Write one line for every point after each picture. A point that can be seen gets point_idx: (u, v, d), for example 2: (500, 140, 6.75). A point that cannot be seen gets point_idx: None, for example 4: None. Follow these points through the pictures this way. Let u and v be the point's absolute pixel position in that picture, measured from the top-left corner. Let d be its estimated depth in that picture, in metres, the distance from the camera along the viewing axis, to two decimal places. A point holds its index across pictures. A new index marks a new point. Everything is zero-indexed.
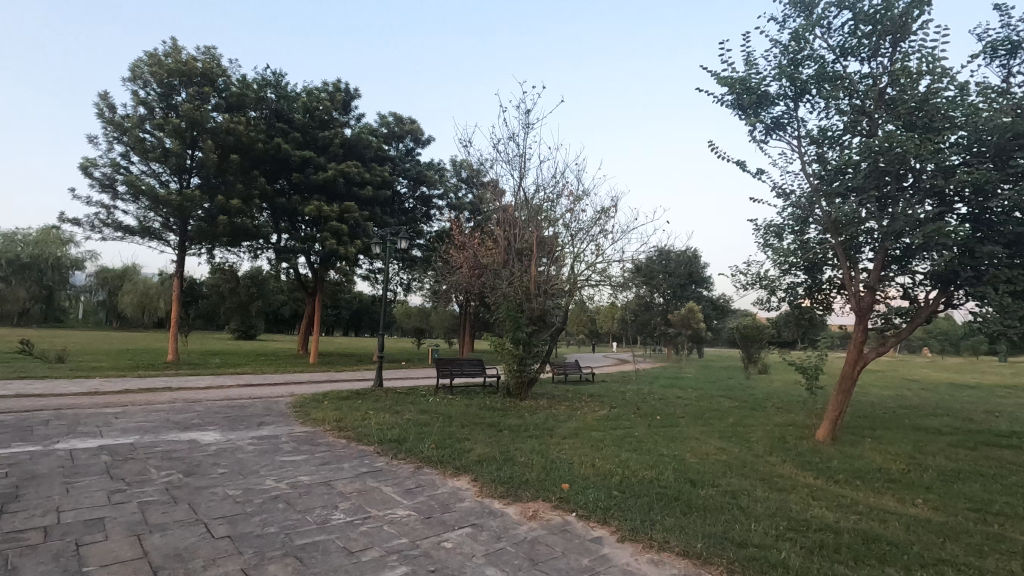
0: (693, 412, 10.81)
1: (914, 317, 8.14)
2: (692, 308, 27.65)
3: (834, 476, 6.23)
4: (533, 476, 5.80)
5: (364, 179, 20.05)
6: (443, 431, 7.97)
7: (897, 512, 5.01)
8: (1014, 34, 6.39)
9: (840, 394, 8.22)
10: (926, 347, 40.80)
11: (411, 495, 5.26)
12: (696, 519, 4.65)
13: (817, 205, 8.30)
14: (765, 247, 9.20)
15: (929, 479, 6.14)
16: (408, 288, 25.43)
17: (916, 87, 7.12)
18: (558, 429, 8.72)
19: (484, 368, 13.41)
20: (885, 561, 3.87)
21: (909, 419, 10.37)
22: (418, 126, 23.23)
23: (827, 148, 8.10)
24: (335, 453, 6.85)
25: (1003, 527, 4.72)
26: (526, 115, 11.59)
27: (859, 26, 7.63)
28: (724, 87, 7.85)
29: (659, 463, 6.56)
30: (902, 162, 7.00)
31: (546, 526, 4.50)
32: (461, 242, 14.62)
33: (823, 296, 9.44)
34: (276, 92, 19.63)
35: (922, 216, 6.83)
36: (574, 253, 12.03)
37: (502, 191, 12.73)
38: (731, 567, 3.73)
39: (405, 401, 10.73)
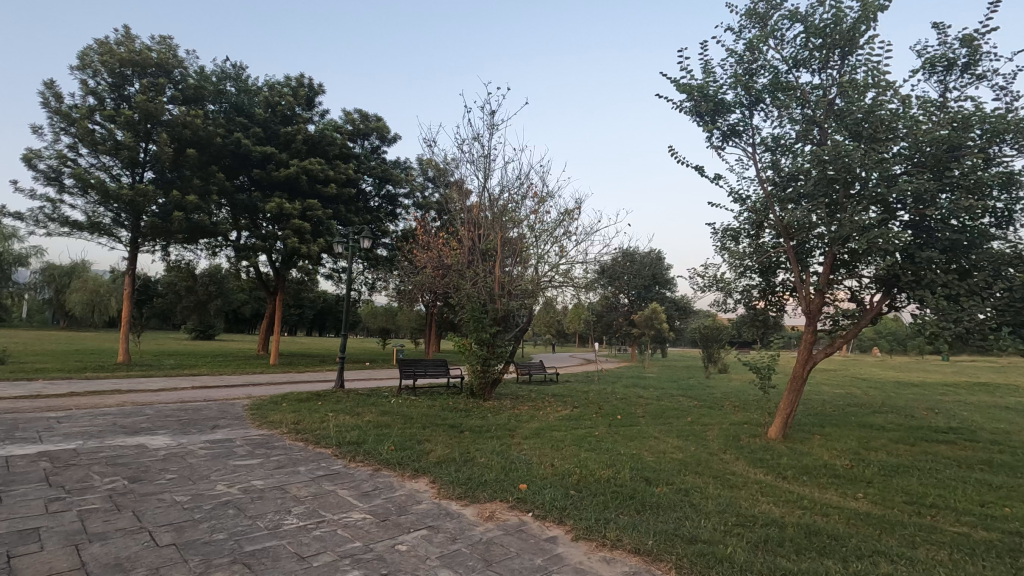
0: (653, 412, 10.98)
1: (860, 319, 8.50)
2: (655, 309, 28.17)
3: (783, 472, 6.46)
4: (492, 477, 5.83)
5: (328, 177, 19.66)
6: (403, 433, 7.90)
7: (840, 506, 5.23)
8: (950, 51, 6.75)
9: (791, 393, 8.51)
10: (877, 348, 42.68)
11: (368, 498, 5.21)
12: (649, 516, 4.76)
13: (771, 211, 8.60)
14: (722, 250, 9.48)
15: (871, 474, 6.44)
16: (373, 288, 25.12)
17: (863, 99, 7.45)
18: (520, 429, 8.76)
19: (448, 369, 13.35)
20: (824, 553, 4.04)
21: (857, 417, 10.79)
22: (384, 124, 22.99)
23: (780, 155, 8.38)
24: (292, 456, 6.73)
25: (934, 518, 5.00)
26: (491, 115, 11.65)
27: (810, 39, 7.93)
28: (683, 94, 8.02)
29: (617, 462, 6.67)
30: (849, 171, 7.30)
31: (502, 526, 4.53)
32: (425, 242, 14.55)
33: (777, 298, 9.74)
34: (236, 86, 19.40)
35: (867, 222, 7.16)
36: (538, 254, 12.14)
37: (467, 191, 12.75)
38: (679, 563, 3.82)
39: (366, 403, 10.56)
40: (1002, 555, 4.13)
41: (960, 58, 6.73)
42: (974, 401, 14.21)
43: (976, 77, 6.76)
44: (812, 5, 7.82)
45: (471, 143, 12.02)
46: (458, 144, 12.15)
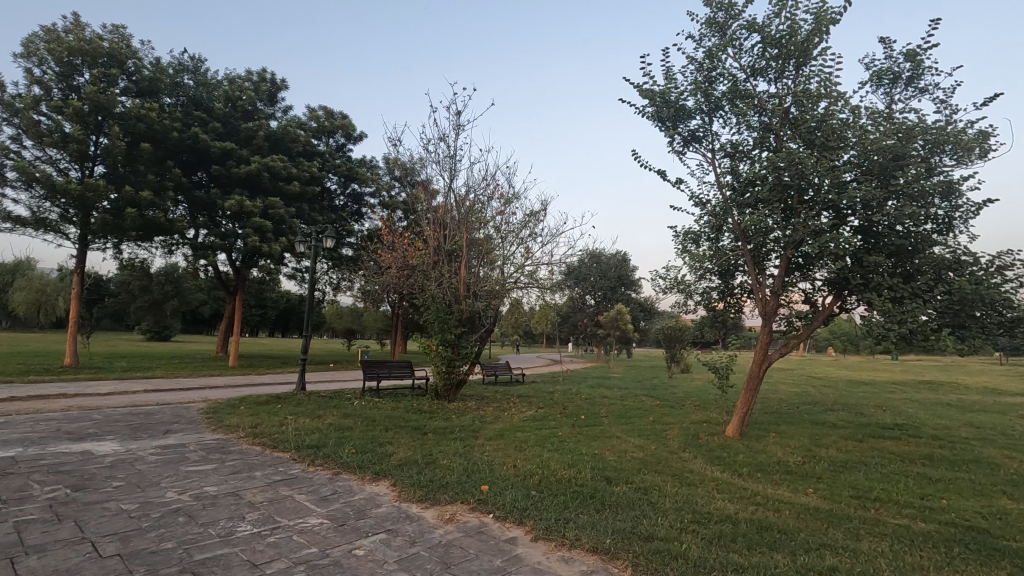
0: (616, 411, 11.13)
1: (814, 320, 8.81)
2: (621, 309, 28.54)
3: (738, 469, 6.66)
4: (454, 478, 5.81)
5: (291, 175, 19.21)
6: (365, 436, 7.79)
7: (792, 501, 5.41)
8: (895, 65, 7.07)
9: (747, 392, 8.75)
10: (831, 347, 44.50)
11: (326, 502, 5.12)
12: (608, 515, 4.82)
13: (730, 215, 8.85)
14: (683, 253, 9.69)
15: (822, 470, 6.69)
16: (337, 288, 24.69)
17: (816, 108, 7.72)
18: (483, 430, 8.75)
19: (413, 370, 13.24)
20: (773, 547, 4.18)
21: (811, 415, 11.18)
22: (350, 122, 22.63)
23: (738, 160, 8.61)
24: (248, 460, 6.54)
25: (878, 511, 5.22)
26: (457, 115, 11.64)
27: (767, 49, 8.19)
28: (645, 99, 8.17)
29: (578, 462, 6.74)
30: (802, 177, 7.55)
31: (462, 528, 4.52)
32: (390, 242, 14.40)
33: (735, 300, 10.02)
34: (194, 79, 18.81)
35: (819, 227, 7.43)
36: (504, 256, 12.15)
37: (433, 191, 12.71)
38: (635, 561, 3.88)
39: (328, 405, 10.36)
40: (938, 545, 4.35)
41: (905, 71, 7.06)
42: (920, 398, 14.87)
43: (920, 90, 7.10)
44: (768, 16, 8.08)
45: (437, 143, 11.97)
46: (424, 144, 12.09)
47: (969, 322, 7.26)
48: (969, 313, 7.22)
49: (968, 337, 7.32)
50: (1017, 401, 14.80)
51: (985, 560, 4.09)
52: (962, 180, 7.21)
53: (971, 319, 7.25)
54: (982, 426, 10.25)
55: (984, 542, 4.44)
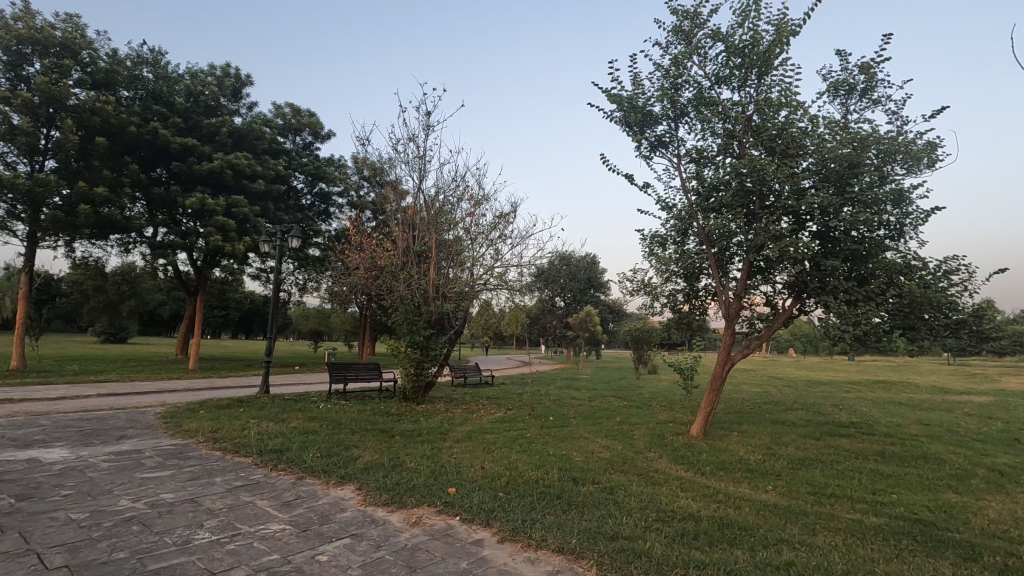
0: (584, 412, 11.23)
1: (774, 322, 9.07)
2: (589, 311, 28.81)
3: (701, 468, 6.80)
4: (420, 481, 5.77)
5: (255, 172, 18.74)
6: (330, 439, 7.66)
7: (751, 498, 5.56)
8: (850, 77, 7.36)
9: (711, 392, 8.94)
10: (792, 348, 45.96)
11: (288, 508, 5.01)
12: (575, 515, 4.86)
13: (694, 219, 9.05)
14: (649, 256, 9.86)
15: (781, 468, 6.89)
16: (303, 288, 24.20)
17: (776, 117, 7.97)
18: (452, 432, 8.71)
19: (380, 372, 13.09)
20: (734, 544, 4.28)
21: (772, 414, 11.50)
22: (317, 120, 22.25)
23: (703, 166, 8.81)
24: (207, 466, 6.35)
25: (833, 506, 5.41)
26: (426, 116, 11.58)
27: (730, 58, 8.41)
28: (613, 104, 8.29)
29: (546, 463, 6.78)
30: (764, 183, 7.78)
31: (429, 531, 4.49)
32: (358, 243, 14.21)
33: (699, 303, 10.23)
34: (154, 72, 18.20)
35: (779, 231, 7.67)
36: (473, 257, 12.13)
37: (402, 192, 12.61)
38: (600, 559, 3.93)
39: (292, 409, 10.15)
40: (887, 538, 4.53)
41: (859, 83, 7.35)
42: (874, 398, 15.44)
43: (873, 101, 7.40)
44: (732, 26, 8.31)
45: (406, 143, 11.90)
46: (393, 144, 12.00)
47: (918, 324, 7.59)
48: (919, 316, 7.56)
49: (918, 338, 7.66)
50: (963, 399, 15.56)
51: (930, 551, 4.29)
52: (912, 189, 7.54)
53: (921, 321, 7.59)
54: (930, 423, 10.73)
55: (930, 534, 4.65)
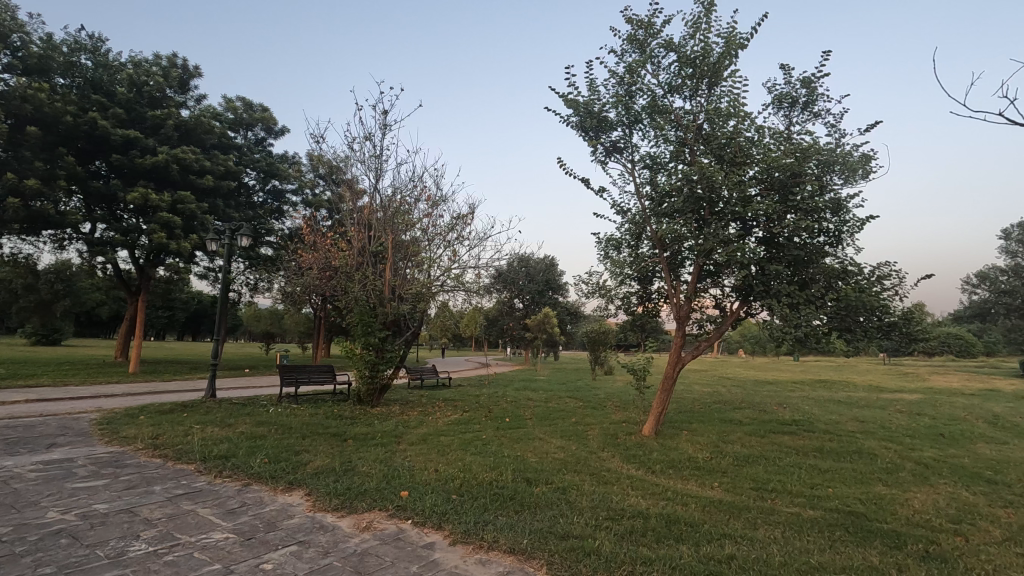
0: (540, 413, 11.34)
1: (723, 324, 9.38)
2: (548, 313, 28.99)
3: (652, 467, 6.96)
4: (372, 486, 5.68)
5: (204, 168, 17.99)
6: (279, 444, 7.44)
7: (697, 495, 5.75)
8: (793, 90, 7.71)
9: (663, 392, 9.17)
10: (741, 349, 47.68)
11: (232, 516, 4.83)
12: (527, 516, 4.91)
13: (647, 224, 9.29)
14: (605, 259, 10.05)
15: (727, 465, 7.14)
16: (254, 289, 23.44)
17: (725, 126, 8.25)
18: (406, 435, 8.62)
19: (334, 375, 12.80)
20: (680, 539, 4.42)
21: (720, 413, 11.90)
22: (270, 115, 21.62)
23: (656, 172, 9.03)
24: (145, 474, 6.06)
25: (773, 501, 5.65)
26: (383, 115, 11.46)
27: (682, 67, 8.67)
28: (570, 109, 8.41)
29: (500, 464, 6.81)
30: (713, 191, 8.04)
31: (379, 536, 4.43)
32: (311, 242, 13.89)
33: (652, 305, 10.49)
34: (93, 59, 17.26)
35: (726, 237, 7.95)
36: (430, 258, 12.04)
37: (359, 191, 12.42)
38: (551, 559, 3.97)
39: (240, 413, 9.81)
40: (822, 530, 4.78)
41: (801, 97, 7.71)
42: (817, 396, 16.14)
43: (813, 114, 7.78)
44: (684, 37, 8.56)
45: (362, 142, 11.74)
46: (348, 142, 11.81)
47: (855, 326, 8.02)
48: (854, 318, 7.99)
49: (854, 339, 8.08)
50: (895, 397, 16.49)
51: (861, 541, 4.54)
52: (849, 198, 7.97)
53: (856, 323, 8.01)
54: (865, 420, 11.34)
55: (861, 525, 4.92)
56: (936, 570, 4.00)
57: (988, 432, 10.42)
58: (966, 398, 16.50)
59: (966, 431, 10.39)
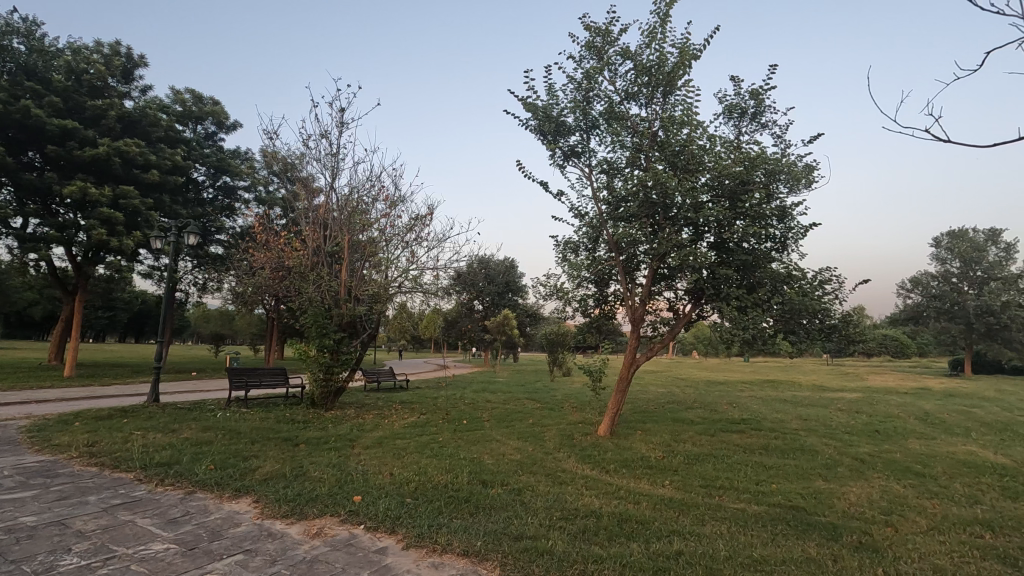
0: (498, 415, 11.36)
1: (676, 326, 9.64)
2: (507, 315, 28.99)
3: (606, 466, 7.08)
4: (324, 491, 5.56)
5: (149, 162, 17.19)
6: (226, 450, 7.18)
7: (648, 493, 5.89)
8: (742, 101, 8.01)
9: (618, 393, 9.33)
10: (695, 350, 48.99)
11: (174, 526, 4.64)
12: (481, 518, 4.91)
13: (604, 227, 9.45)
14: (562, 262, 10.19)
15: (678, 463, 7.34)
16: (203, 288, 22.55)
17: (679, 133, 8.47)
18: (361, 439, 8.48)
19: (286, 378, 12.45)
20: (631, 537, 4.52)
21: (673, 413, 12.22)
22: (221, 109, 20.88)
23: (613, 177, 9.19)
24: (79, 484, 5.74)
25: (721, 498, 5.85)
26: (340, 112, 11.26)
27: (638, 76, 8.88)
28: (529, 112, 8.47)
29: (456, 467, 6.78)
30: (666, 197, 8.24)
31: (331, 542, 4.34)
32: (264, 241, 13.47)
33: (609, 307, 10.68)
34: (26, 44, 16.27)
35: (679, 241, 8.17)
36: (388, 259, 11.89)
37: (314, 189, 12.15)
38: (504, 561, 3.99)
39: (185, 418, 9.41)
40: (766, 524, 4.97)
41: (750, 107, 8.02)
42: (765, 396, 16.75)
43: (761, 125, 8.10)
44: (640, 45, 8.76)
45: (318, 139, 11.50)
46: (304, 139, 11.56)
47: (798, 329, 8.38)
48: (798, 321, 8.35)
49: (798, 341, 8.43)
50: (836, 396, 17.29)
51: (801, 534, 4.75)
52: (793, 206, 8.33)
53: (800, 326, 8.38)
54: (808, 418, 11.87)
55: (801, 518, 5.15)
56: (868, 559, 4.22)
57: (918, 429, 11.08)
58: (900, 396, 17.46)
59: (899, 428, 11.01)
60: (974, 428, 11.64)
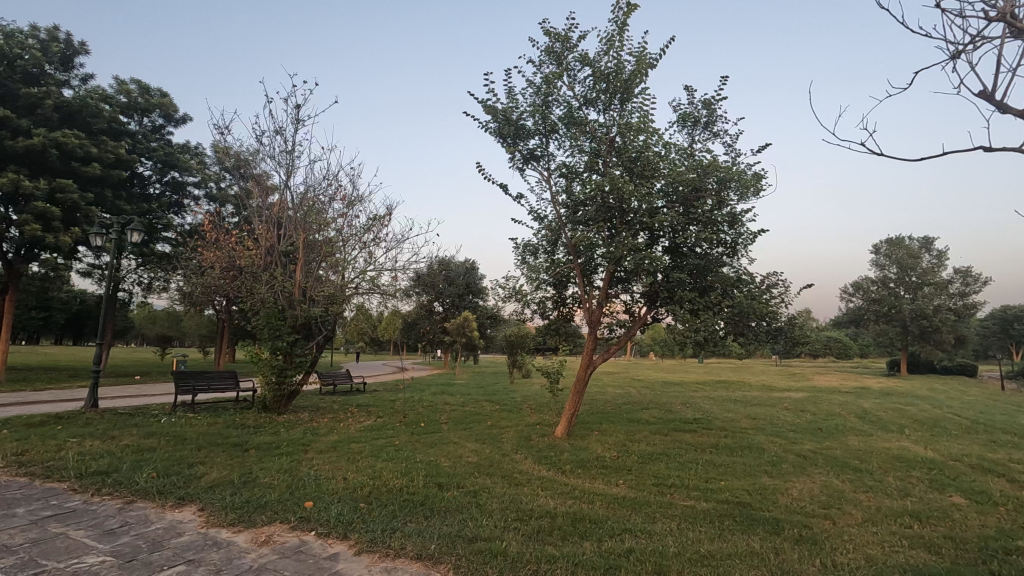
0: (456, 417, 11.32)
1: (632, 329, 9.84)
2: (467, 317, 28.90)
3: (562, 467, 7.16)
4: (274, 497, 5.41)
5: (89, 154, 16.32)
6: (171, 457, 6.89)
7: (603, 492, 5.99)
8: (696, 110, 8.26)
9: (575, 394, 9.44)
10: (651, 352, 50.08)
11: (111, 537, 4.41)
12: (436, 521, 4.88)
13: (562, 230, 9.56)
14: (522, 264, 10.27)
15: (632, 463, 7.49)
16: (148, 288, 21.56)
17: (636, 140, 8.64)
18: (315, 443, 8.29)
19: (237, 381, 12.05)
20: (584, 536, 4.58)
21: (629, 413, 12.49)
22: (170, 101, 20.05)
23: (571, 181, 9.31)
24: (5, 496, 5.38)
25: (672, 495, 6.02)
26: (296, 109, 11.02)
27: (597, 82, 9.03)
28: (489, 114, 8.50)
29: (412, 470, 6.72)
30: (623, 201, 8.41)
31: (279, 550, 4.23)
32: (214, 239, 12.99)
33: (567, 309, 10.80)
34: None
35: (635, 245, 8.34)
36: (345, 259, 11.68)
37: (268, 188, 11.83)
38: (457, 564, 3.98)
39: (126, 424, 8.98)
40: (714, 520, 5.14)
41: (703, 117, 8.28)
42: (717, 396, 17.29)
43: (713, 134, 8.37)
44: (598, 52, 8.92)
45: (273, 136, 11.20)
46: (258, 135, 11.23)
47: (747, 331, 8.70)
48: (746, 323, 8.67)
49: (747, 343, 8.75)
50: (783, 395, 17.99)
51: (747, 529, 4.93)
52: (743, 213, 8.64)
53: (749, 328, 8.70)
54: (756, 417, 12.33)
55: (747, 514, 5.34)
56: (807, 551, 4.43)
57: (857, 426, 11.68)
58: (842, 396, 18.32)
59: (840, 425, 11.58)
60: (907, 424, 12.34)
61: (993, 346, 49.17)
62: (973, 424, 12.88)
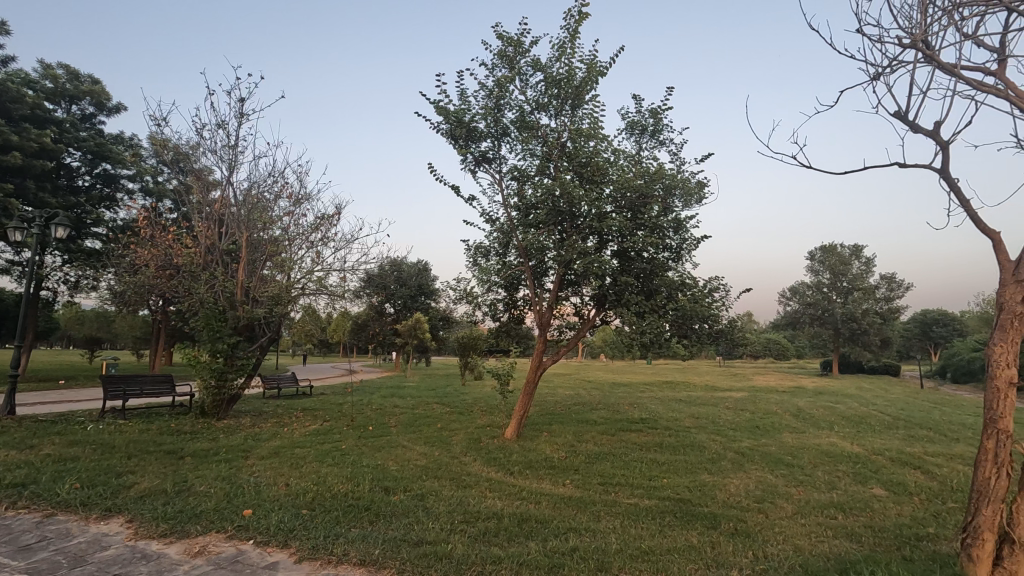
0: (406, 420, 11.20)
1: (581, 330, 9.99)
2: (420, 319, 28.59)
3: (511, 468, 7.20)
4: (211, 506, 5.19)
5: (8, 142, 15.15)
6: (97, 466, 6.49)
7: (549, 492, 6.07)
8: (643, 119, 8.51)
9: (525, 396, 9.49)
10: (602, 353, 50.98)
11: (26, 554, 4.12)
12: (381, 525, 4.81)
13: (513, 233, 9.61)
14: (473, 266, 10.28)
15: (579, 463, 7.61)
16: (75, 287, 20.19)
17: (586, 145, 8.80)
18: (256, 449, 7.99)
19: (173, 385, 11.47)
20: (529, 536, 4.63)
21: (578, 414, 12.69)
22: (101, 88, 18.88)
23: (522, 183, 9.38)
24: None
25: (616, 494, 6.16)
26: (240, 102, 10.64)
27: (548, 87, 9.15)
28: (440, 115, 8.47)
29: (358, 474, 6.59)
30: (572, 205, 8.53)
31: (215, 561, 4.06)
32: (149, 236, 12.34)
33: (518, 311, 10.85)
34: None
35: (584, 249, 8.49)
36: (292, 258, 11.35)
37: (209, 183, 11.33)
38: (401, 567, 3.95)
39: (47, 432, 8.39)
40: (655, 517, 5.30)
41: (650, 125, 8.53)
42: (663, 396, 17.81)
43: (660, 142, 8.65)
44: (550, 58, 9.04)
45: (214, 129, 10.77)
46: (198, 128, 10.77)
47: (690, 332, 9.04)
48: (689, 325, 9.00)
49: (690, 344, 9.09)
50: (725, 395, 18.71)
51: (686, 524, 5.12)
52: (687, 219, 8.95)
53: (692, 330, 9.03)
54: (699, 416, 12.78)
55: (686, 510, 5.54)
56: (740, 543, 4.65)
57: (792, 424, 12.28)
58: (779, 394, 19.25)
59: (776, 423, 12.14)
60: (836, 421, 13.10)
61: (913, 347, 53.01)
62: (895, 420, 13.80)
